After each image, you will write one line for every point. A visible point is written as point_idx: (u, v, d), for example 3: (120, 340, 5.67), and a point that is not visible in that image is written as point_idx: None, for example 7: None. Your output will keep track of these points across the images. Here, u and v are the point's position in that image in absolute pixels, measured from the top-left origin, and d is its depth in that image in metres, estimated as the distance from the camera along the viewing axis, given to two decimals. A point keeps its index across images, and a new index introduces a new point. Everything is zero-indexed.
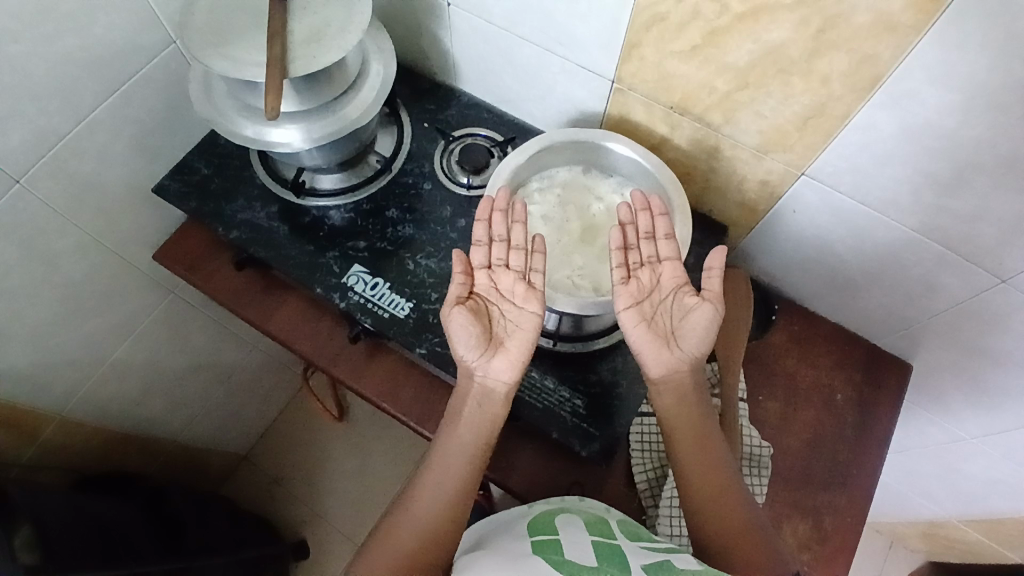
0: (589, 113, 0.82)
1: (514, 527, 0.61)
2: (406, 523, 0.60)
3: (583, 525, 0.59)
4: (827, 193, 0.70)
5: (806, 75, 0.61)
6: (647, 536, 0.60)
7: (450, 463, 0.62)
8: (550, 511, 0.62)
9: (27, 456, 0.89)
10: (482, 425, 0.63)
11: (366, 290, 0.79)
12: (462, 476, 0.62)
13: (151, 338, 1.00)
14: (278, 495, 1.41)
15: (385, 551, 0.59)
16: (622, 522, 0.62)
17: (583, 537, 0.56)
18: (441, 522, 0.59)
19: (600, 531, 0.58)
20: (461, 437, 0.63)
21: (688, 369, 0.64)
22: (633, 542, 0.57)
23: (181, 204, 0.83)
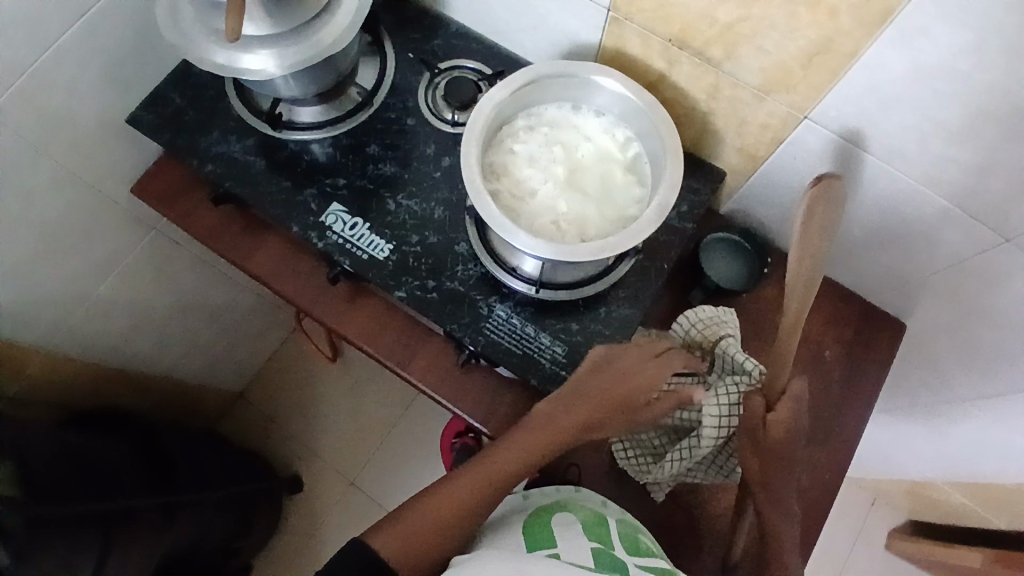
0: (583, 46, 0.76)
1: (513, 526, 0.66)
2: (436, 504, 0.63)
3: (582, 529, 0.64)
4: (830, 140, 0.66)
5: (814, 7, 0.56)
6: (643, 546, 0.65)
7: (503, 471, 0.65)
8: (549, 509, 0.67)
9: (14, 389, 0.90)
10: (538, 450, 0.66)
11: (345, 230, 0.77)
12: (499, 488, 0.65)
13: (135, 275, 0.98)
14: (274, 431, 1.44)
15: (408, 520, 0.62)
16: (620, 523, 0.66)
17: (582, 545, 0.61)
18: (451, 514, 0.63)
19: (598, 538, 0.63)
20: (514, 457, 0.66)
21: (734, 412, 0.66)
22: (630, 556, 0.62)
23: (155, 136, 0.80)
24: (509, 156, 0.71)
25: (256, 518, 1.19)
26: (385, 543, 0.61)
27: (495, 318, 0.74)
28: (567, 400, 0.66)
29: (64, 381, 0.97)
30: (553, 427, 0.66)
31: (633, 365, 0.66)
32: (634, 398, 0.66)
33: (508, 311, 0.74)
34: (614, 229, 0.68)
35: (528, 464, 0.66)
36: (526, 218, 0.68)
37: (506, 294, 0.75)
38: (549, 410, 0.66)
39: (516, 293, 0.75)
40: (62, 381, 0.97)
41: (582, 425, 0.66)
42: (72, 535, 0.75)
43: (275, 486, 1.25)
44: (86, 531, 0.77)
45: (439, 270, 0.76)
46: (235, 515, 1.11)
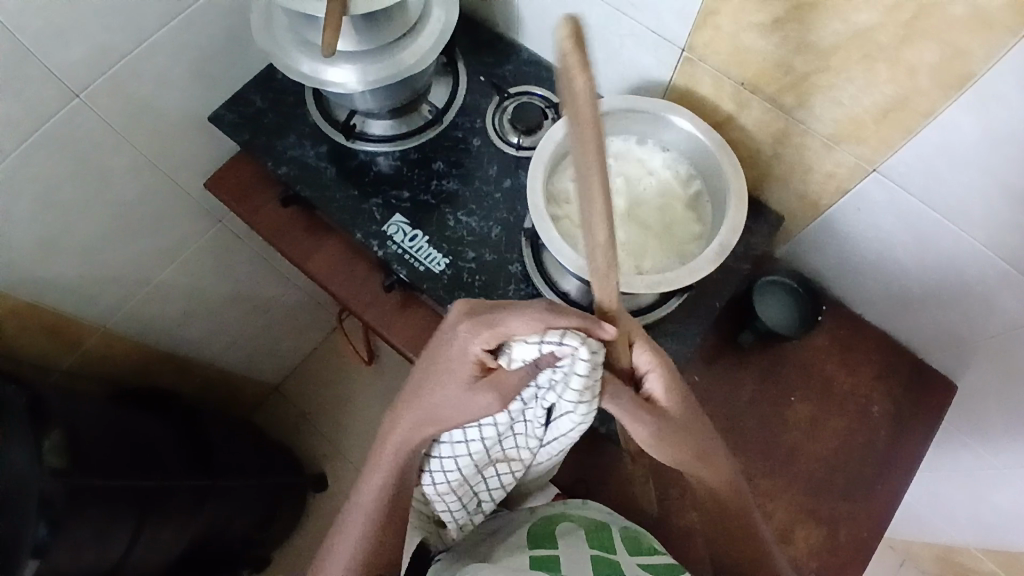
0: (653, 82, 0.78)
1: (513, 534, 0.65)
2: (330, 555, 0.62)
3: (584, 535, 0.63)
4: (896, 195, 0.66)
5: (893, 63, 0.56)
6: (646, 545, 0.65)
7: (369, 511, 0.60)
8: (552, 518, 0.66)
9: (67, 362, 0.93)
10: (398, 471, 0.59)
11: (406, 241, 0.79)
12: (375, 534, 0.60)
13: (195, 263, 1.02)
14: (304, 427, 1.46)
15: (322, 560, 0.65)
16: (624, 532, 0.65)
17: (582, 552, 0.60)
18: None
19: (600, 544, 0.62)
20: (381, 488, 0.60)
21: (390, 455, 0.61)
22: (630, 556, 0.62)
23: (234, 135, 0.84)
24: (573, 185, 0.72)
25: (278, 511, 1.20)
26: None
27: None
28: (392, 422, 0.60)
29: (114, 359, 1.00)
30: (382, 456, 0.60)
31: (439, 342, 0.56)
32: (436, 389, 0.55)
33: None
34: (670, 265, 0.69)
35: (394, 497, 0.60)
36: (584, 246, 0.70)
37: None
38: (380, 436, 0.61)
39: None
40: (113, 359, 1.00)
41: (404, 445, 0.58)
42: (111, 508, 0.77)
43: (299, 481, 1.25)
44: (123, 508, 0.79)
45: (492, 288, 0.77)
46: (260, 507, 1.12)
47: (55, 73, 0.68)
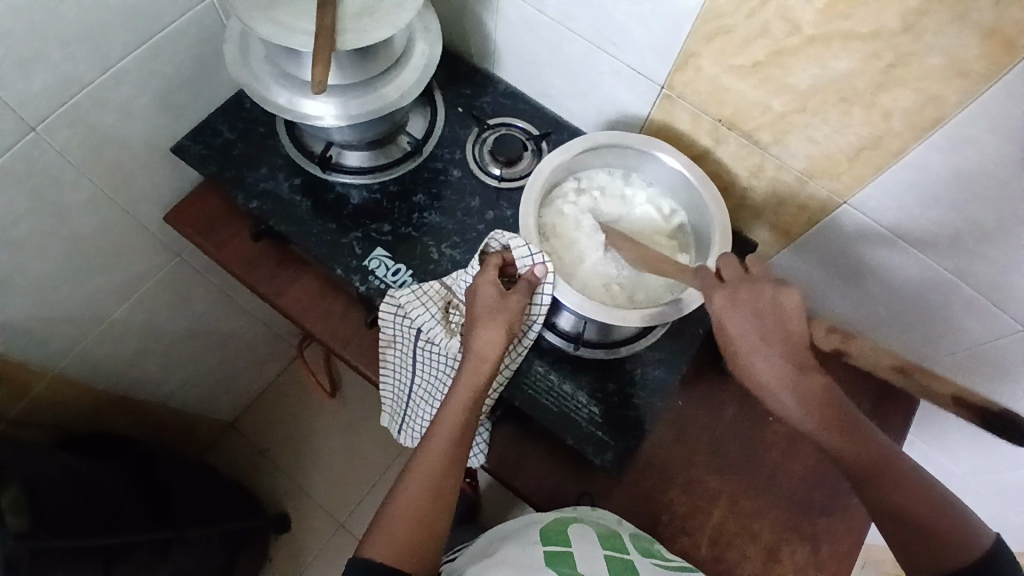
0: (632, 116, 0.80)
1: (525, 534, 0.63)
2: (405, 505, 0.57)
3: (596, 538, 0.62)
4: (866, 227, 0.70)
5: (868, 107, 0.60)
6: (658, 553, 0.64)
7: (440, 432, 0.61)
8: (564, 520, 0.65)
9: (16, 410, 0.84)
10: (472, 382, 0.62)
11: (388, 276, 0.76)
12: (448, 452, 0.60)
13: (153, 299, 0.95)
14: (263, 467, 1.34)
15: (385, 534, 0.56)
16: (634, 538, 0.65)
17: (595, 552, 0.59)
18: (427, 511, 0.57)
19: (612, 545, 0.61)
20: (458, 413, 0.61)
21: (510, 314, 0.65)
22: (644, 558, 0.61)
23: (201, 167, 0.80)
24: (560, 217, 0.73)
25: (241, 556, 1.10)
26: (378, 554, 0.54)
27: (533, 374, 0.74)
28: (470, 336, 0.64)
29: (65, 404, 0.91)
30: (463, 383, 0.62)
31: (502, 295, 0.65)
32: (483, 325, 0.64)
33: (547, 368, 0.75)
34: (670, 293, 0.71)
35: (456, 450, 0.60)
36: (578, 281, 0.71)
37: (543, 350, 0.76)
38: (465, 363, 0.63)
39: (555, 349, 0.76)
40: (64, 404, 0.91)
41: (474, 388, 0.62)
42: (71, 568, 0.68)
43: (264, 522, 1.17)
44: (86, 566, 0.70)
45: None
46: (223, 555, 1.02)
47: (13, 104, 0.62)
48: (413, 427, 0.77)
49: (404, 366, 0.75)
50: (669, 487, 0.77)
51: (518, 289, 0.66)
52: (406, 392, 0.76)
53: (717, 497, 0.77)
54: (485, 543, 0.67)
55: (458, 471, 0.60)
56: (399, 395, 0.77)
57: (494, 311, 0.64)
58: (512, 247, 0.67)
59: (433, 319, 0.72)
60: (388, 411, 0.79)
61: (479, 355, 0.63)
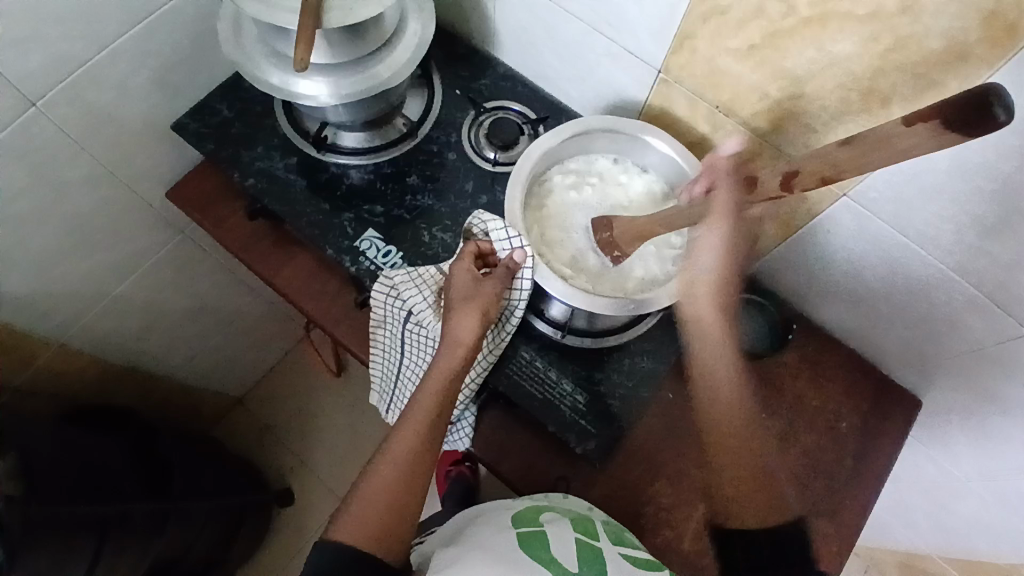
0: (630, 100, 0.78)
1: (496, 520, 0.63)
2: (375, 491, 0.57)
3: (568, 524, 0.61)
4: (867, 219, 0.67)
5: (865, 93, 0.58)
6: (630, 539, 0.63)
7: (412, 418, 0.60)
8: (535, 509, 0.64)
9: (21, 379, 0.88)
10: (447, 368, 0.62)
11: (378, 257, 0.77)
12: (419, 439, 0.60)
13: (156, 275, 0.97)
14: (268, 443, 1.37)
15: (353, 521, 0.56)
16: (607, 522, 0.63)
17: (566, 545, 0.58)
18: (395, 497, 0.57)
19: (584, 529, 0.61)
20: (432, 399, 0.61)
21: (487, 301, 0.65)
22: (615, 543, 0.60)
23: (199, 145, 0.81)
24: (556, 196, 0.73)
25: (241, 529, 1.12)
26: (347, 540, 0.54)
27: (519, 360, 0.74)
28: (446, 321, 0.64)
29: (68, 375, 0.94)
30: (438, 369, 0.62)
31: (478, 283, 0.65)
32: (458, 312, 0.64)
33: (534, 355, 0.74)
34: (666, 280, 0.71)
35: (429, 437, 0.60)
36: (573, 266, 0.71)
37: (530, 336, 0.75)
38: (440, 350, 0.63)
39: (541, 335, 0.75)
40: (67, 374, 0.94)
41: (447, 375, 0.62)
42: (67, 537, 0.70)
43: (266, 497, 1.19)
44: (81, 536, 0.72)
45: None
46: (220, 527, 1.04)
47: (14, 82, 0.64)
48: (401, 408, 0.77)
49: (391, 349, 0.75)
50: (653, 478, 0.76)
51: (495, 275, 0.66)
52: (392, 373, 0.76)
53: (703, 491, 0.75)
54: (456, 524, 0.67)
55: (431, 459, 0.60)
56: (386, 378, 0.77)
57: (469, 298, 0.65)
58: (490, 230, 0.67)
59: (425, 301, 0.71)
60: (378, 393, 0.79)
61: (453, 340, 0.63)
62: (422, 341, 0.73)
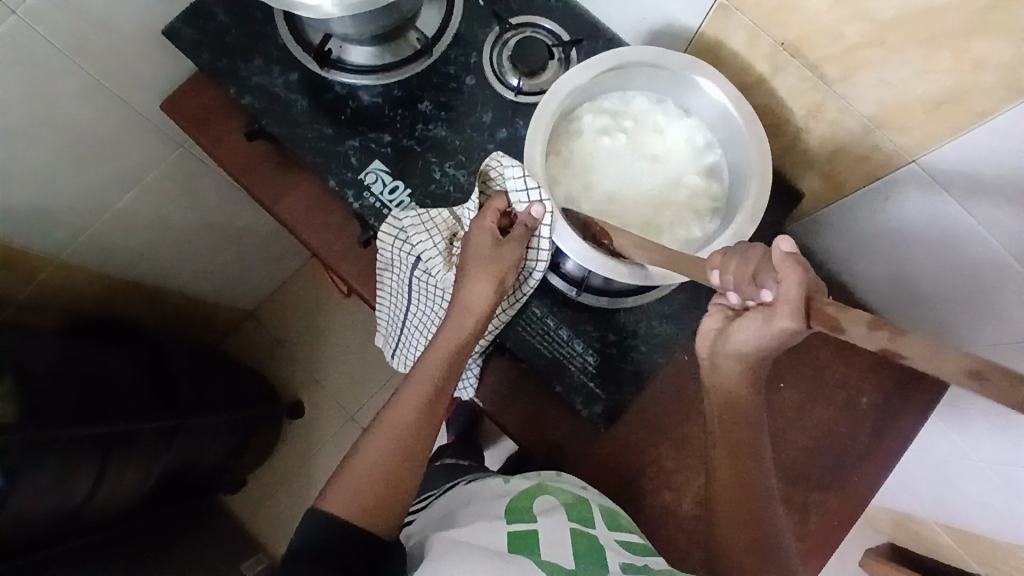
0: (680, 28, 0.67)
1: (490, 504, 0.62)
2: (372, 459, 0.57)
3: (562, 509, 0.60)
4: (932, 193, 0.59)
5: (960, 52, 0.48)
6: (624, 524, 0.62)
7: (417, 388, 0.59)
8: (530, 493, 0.62)
9: (26, 293, 0.87)
10: (456, 338, 0.60)
11: (384, 194, 0.71)
12: (421, 409, 0.59)
13: (156, 191, 0.92)
14: (280, 356, 1.38)
15: (347, 489, 0.56)
16: (603, 508, 0.63)
17: (560, 527, 0.57)
18: (392, 465, 0.57)
19: (578, 516, 0.59)
20: (440, 367, 0.60)
21: (505, 266, 0.60)
22: (609, 531, 0.60)
23: (192, 54, 0.73)
24: (584, 140, 0.65)
25: (252, 440, 1.15)
26: (339, 510, 0.54)
27: (529, 316, 0.70)
28: (460, 288, 0.60)
29: (72, 289, 0.93)
30: (448, 339, 0.60)
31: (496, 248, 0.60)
32: (473, 279, 0.60)
33: (545, 311, 0.70)
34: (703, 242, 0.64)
35: (431, 406, 0.59)
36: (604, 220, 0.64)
37: (544, 291, 0.70)
38: (450, 318, 0.61)
39: (554, 290, 0.70)
40: (71, 289, 0.93)
41: (453, 345, 0.60)
42: (71, 455, 0.71)
43: (275, 411, 1.21)
44: (85, 454, 0.72)
45: None
46: (231, 439, 1.06)
47: None
48: (407, 354, 0.75)
49: (397, 295, 0.71)
50: (659, 443, 0.73)
51: (515, 237, 0.61)
52: (397, 317, 0.73)
53: None
54: (456, 496, 0.67)
55: (431, 429, 0.59)
56: (392, 322, 0.74)
57: (487, 263, 0.60)
58: (506, 180, 0.61)
59: (436, 247, 0.66)
60: (384, 334, 0.76)
61: (465, 308, 0.60)
62: (432, 291, 0.69)
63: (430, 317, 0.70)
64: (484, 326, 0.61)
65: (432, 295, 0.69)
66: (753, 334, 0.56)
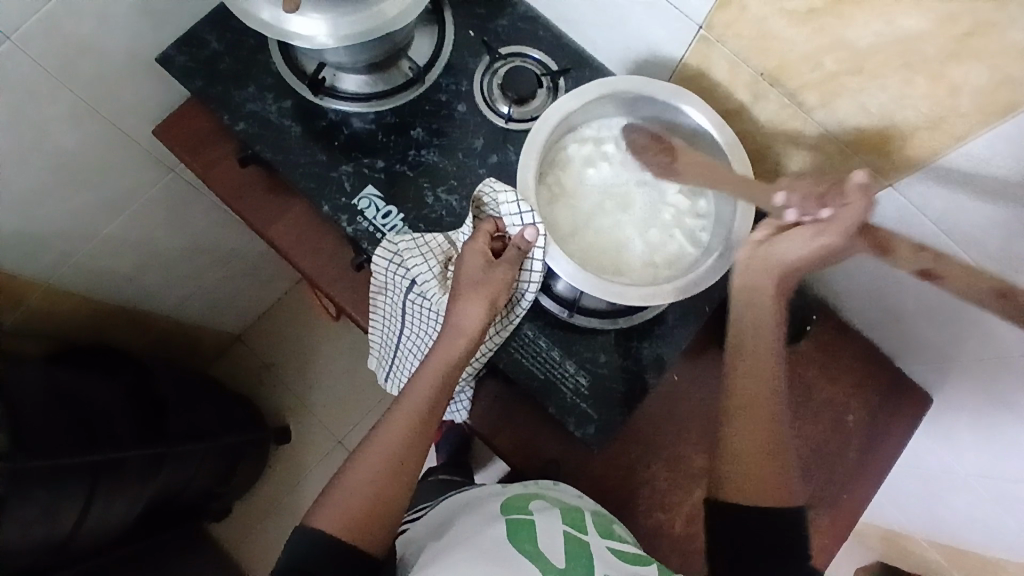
0: (664, 58, 0.70)
1: (486, 507, 0.62)
2: (362, 478, 0.57)
3: (557, 516, 0.60)
4: (910, 214, 0.62)
5: (932, 80, 0.51)
6: (616, 532, 0.62)
7: (408, 408, 0.60)
8: (526, 496, 0.63)
9: (10, 319, 0.86)
10: (447, 357, 0.60)
11: (377, 218, 0.71)
12: (412, 428, 0.59)
13: (145, 215, 0.92)
14: (267, 380, 1.37)
15: (338, 508, 0.55)
16: (595, 515, 0.63)
17: (556, 535, 0.57)
18: (384, 483, 0.57)
19: (572, 523, 0.59)
20: (432, 386, 0.60)
21: (497, 286, 0.61)
22: (601, 539, 0.59)
23: (186, 81, 0.74)
24: (572, 166, 0.67)
25: (240, 464, 1.14)
26: (330, 529, 0.54)
27: (521, 338, 0.70)
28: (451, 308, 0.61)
29: (56, 313, 0.92)
30: (440, 358, 0.60)
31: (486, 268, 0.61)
32: (465, 299, 0.61)
33: (537, 332, 0.71)
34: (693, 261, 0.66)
35: (420, 427, 0.59)
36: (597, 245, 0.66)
37: (535, 312, 0.71)
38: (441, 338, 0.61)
39: (546, 312, 0.71)
40: (55, 313, 0.92)
41: (442, 365, 0.60)
42: (60, 484, 0.70)
43: (263, 435, 1.20)
44: (72, 483, 0.71)
45: None
46: (219, 465, 1.05)
47: None
48: (399, 377, 0.75)
49: (389, 318, 0.72)
50: (651, 461, 0.74)
51: (506, 258, 0.62)
52: (389, 340, 0.73)
53: (700, 475, 0.74)
54: (447, 503, 0.67)
55: (420, 451, 0.59)
56: (384, 345, 0.74)
57: (478, 284, 0.61)
58: (500, 202, 0.62)
59: (430, 272, 0.67)
60: (375, 357, 0.77)
61: (456, 327, 0.61)
62: (424, 313, 0.69)
63: (422, 339, 0.71)
64: (477, 345, 0.61)
65: (425, 318, 0.69)
66: (805, 244, 0.59)
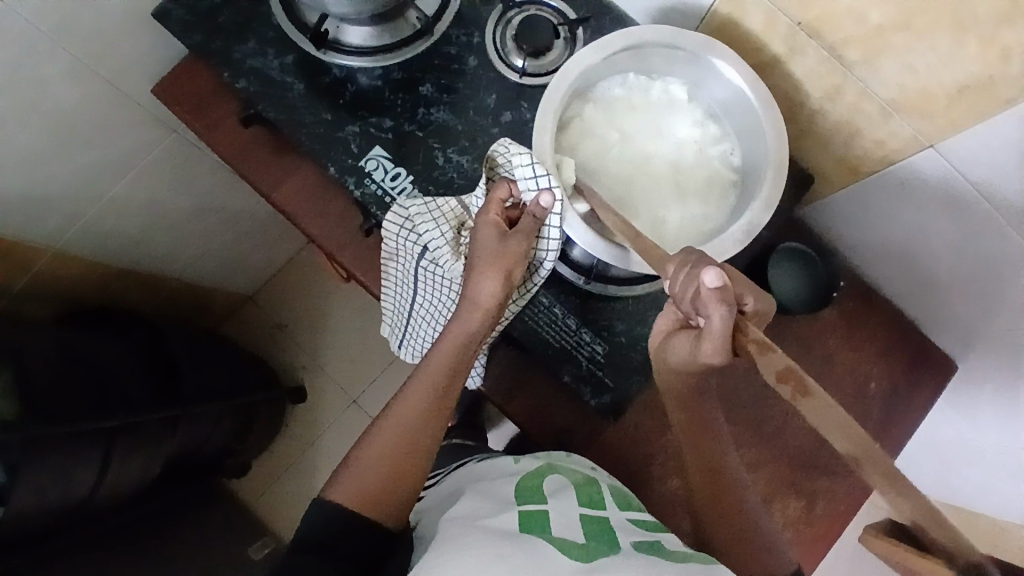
0: (692, 6, 0.64)
1: (501, 484, 0.61)
2: (378, 451, 0.56)
3: (573, 491, 0.58)
4: (949, 178, 0.58)
5: (987, 38, 0.47)
6: (635, 505, 0.61)
7: (423, 382, 0.58)
8: (538, 473, 0.61)
9: (18, 286, 0.85)
10: (464, 332, 0.59)
11: (386, 181, 0.69)
12: (428, 403, 0.58)
13: (150, 177, 0.90)
14: (279, 340, 1.37)
15: (354, 481, 0.55)
16: (612, 489, 0.62)
17: (572, 510, 0.55)
18: (400, 457, 0.56)
19: (588, 499, 0.58)
20: (449, 359, 0.59)
21: (512, 259, 0.58)
22: (619, 513, 0.58)
23: (184, 36, 0.70)
24: (590, 123, 0.63)
25: (257, 423, 1.15)
26: (345, 501, 0.54)
27: (536, 305, 0.68)
28: (468, 281, 0.59)
29: (65, 278, 0.92)
30: (456, 332, 0.59)
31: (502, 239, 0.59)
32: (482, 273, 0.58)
33: (551, 299, 0.68)
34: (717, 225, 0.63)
35: (437, 401, 0.58)
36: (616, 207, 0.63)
37: (551, 280, 0.69)
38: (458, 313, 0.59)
39: (561, 278, 0.69)
40: (64, 278, 0.91)
41: (459, 342, 0.59)
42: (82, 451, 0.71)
43: (278, 395, 1.21)
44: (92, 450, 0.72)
45: None
46: (236, 424, 1.06)
47: None
48: (413, 343, 0.74)
49: (400, 284, 0.70)
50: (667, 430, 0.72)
51: (522, 228, 0.59)
52: (401, 307, 0.72)
53: None
54: (458, 478, 0.67)
55: (437, 426, 0.58)
56: (396, 310, 0.73)
57: (494, 257, 0.58)
58: (516, 166, 0.58)
59: (442, 238, 0.64)
60: (388, 322, 0.75)
61: (472, 301, 0.59)
62: (437, 280, 0.67)
63: (434, 306, 0.69)
64: (496, 318, 0.60)
65: (438, 284, 0.67)
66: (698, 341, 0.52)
